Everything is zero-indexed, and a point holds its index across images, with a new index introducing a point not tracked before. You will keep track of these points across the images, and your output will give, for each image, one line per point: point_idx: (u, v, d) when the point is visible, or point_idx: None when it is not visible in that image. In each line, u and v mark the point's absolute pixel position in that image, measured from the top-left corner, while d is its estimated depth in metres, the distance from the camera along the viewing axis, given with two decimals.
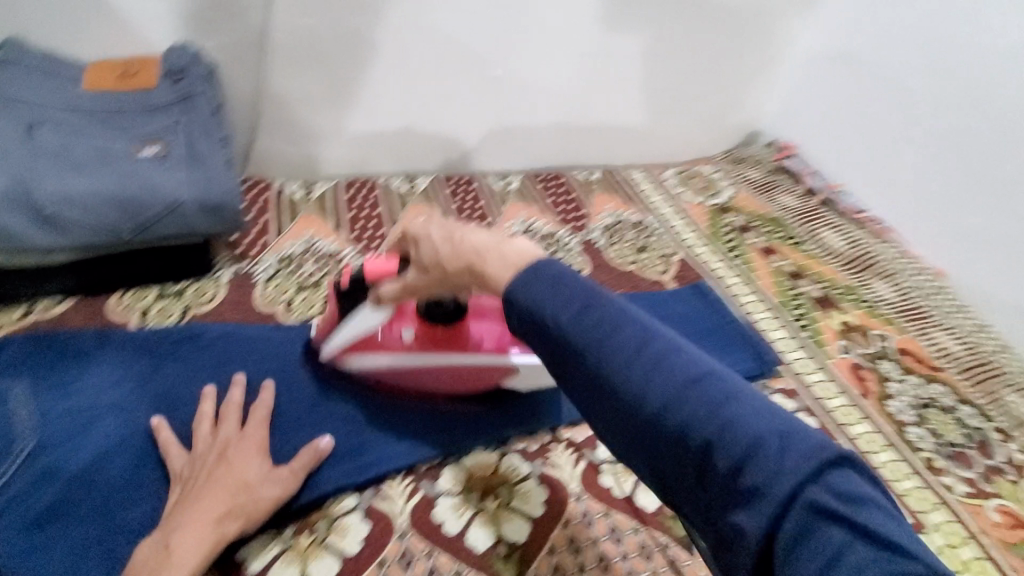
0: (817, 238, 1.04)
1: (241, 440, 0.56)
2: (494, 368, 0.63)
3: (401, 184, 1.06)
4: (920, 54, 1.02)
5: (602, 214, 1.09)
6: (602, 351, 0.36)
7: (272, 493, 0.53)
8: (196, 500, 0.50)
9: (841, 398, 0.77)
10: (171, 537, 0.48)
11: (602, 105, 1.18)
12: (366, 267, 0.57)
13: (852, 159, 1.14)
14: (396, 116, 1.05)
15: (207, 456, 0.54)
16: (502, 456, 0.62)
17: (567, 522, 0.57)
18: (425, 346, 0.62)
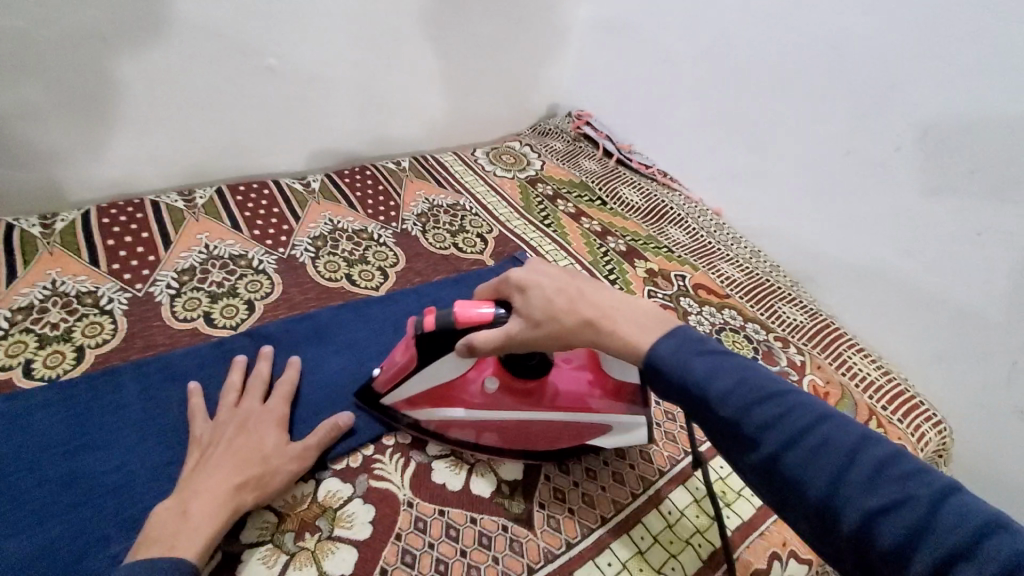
0: (618, 196, 1.18)
1: (262, 415, 0.63)
2: (559, 422, 0.64)
3: (178, 202, 0.97)
4: (666, 16, 1.18)
5: (415, 201, 1.10)
6: (717, 390, 0.46)
7: (288, 467, 0.59)
8: (217, 462, 0.56)
9: None
10: (190, 504, 0.52)
11: (398, 87, 1.18)
12: (456, 315, 0.58)
13: (632, 121, 1.31)
14: (166, 124, 0.97)
15: (235, 425, 0.61)
16: (320, 483, 0.62)
17: (399, 534, 0.59)
18: (505, 398, 0.63)
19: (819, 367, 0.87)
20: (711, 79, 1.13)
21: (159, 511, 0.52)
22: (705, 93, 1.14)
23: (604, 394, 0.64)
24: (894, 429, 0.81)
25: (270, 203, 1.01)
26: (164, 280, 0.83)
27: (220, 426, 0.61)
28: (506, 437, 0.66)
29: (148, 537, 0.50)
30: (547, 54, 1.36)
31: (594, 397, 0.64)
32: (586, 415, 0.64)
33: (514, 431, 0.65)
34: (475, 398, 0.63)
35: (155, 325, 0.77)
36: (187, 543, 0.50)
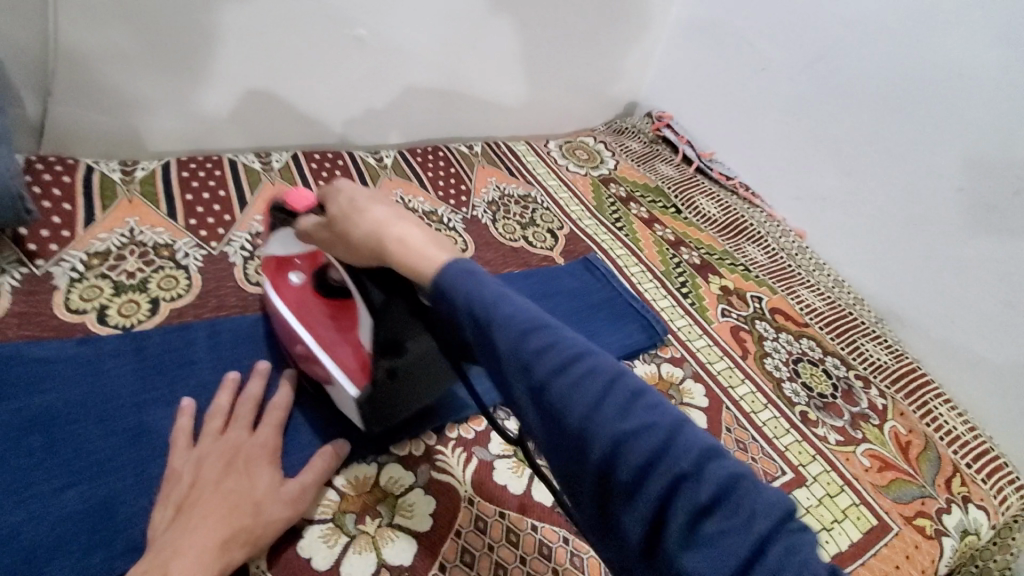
0: (694, 205, 1.13)
1: (254, 447, 0.56)
2: (312, 358, 0.61)
3: (255, 163, 0.97)
4: (763, 21, 1.11)
5: (486, 187, 1.07)
6: (531, 353, 0.38)
7: (279, 513, 0.52)
8: (205, 507, 0.49)
9: (724, 361, 0.83)
10: (170, 562, 0.45)
11: (478, 69, 1.15)
12: (293, 201, 0.62)
13: (717, 128, 1.24)
14: (249, 85, 0.97)
15: (225, 463, 0.53)
16: (382, 467, 0.61)
17: (459, 530, 0.57)
18: (295, 299, 0.64)
19: (901, 413, 0.81)
20: (807, 89, 1.06)
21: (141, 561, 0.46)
22: (805, 111, 1.06)
23: (341, 338, 0.61)
24: (977, 489, 0.74)
25: (343, 174, 1.00)
26: (239, 241, 0.82)
27: (207, 458, 0.54)
28: (287, 338, 0.64)
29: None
30: (630, 49, 1.30)
31: (315, 350, 0.60)
32: (310, 342, 0.61)
33: (304, 350, 0.62)
34: (285, 292, 0.65)
35: (227, 285, 0.76)
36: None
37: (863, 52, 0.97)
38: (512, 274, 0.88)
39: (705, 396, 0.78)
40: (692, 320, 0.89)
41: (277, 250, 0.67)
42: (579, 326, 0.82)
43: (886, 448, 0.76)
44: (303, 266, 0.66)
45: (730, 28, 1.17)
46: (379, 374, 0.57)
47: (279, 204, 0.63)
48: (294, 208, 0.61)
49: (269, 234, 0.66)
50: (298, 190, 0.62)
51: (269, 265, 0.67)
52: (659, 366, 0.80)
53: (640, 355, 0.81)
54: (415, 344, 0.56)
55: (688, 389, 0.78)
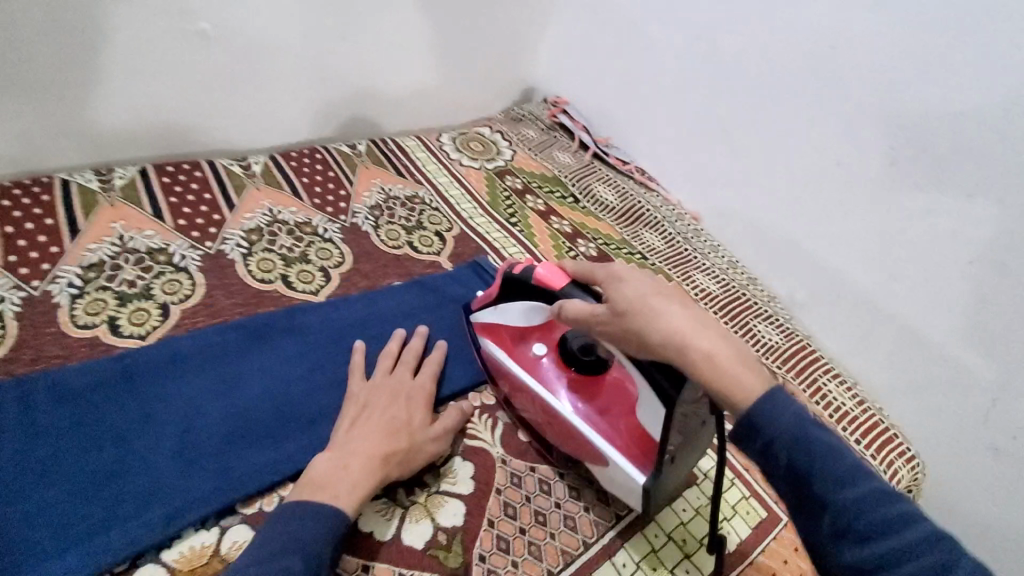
0: (591, 193, 1.10)
1: (410, 390, 0.66)
2: (573, 434, 0.63)
3: (93, 182, 0.85)
4: None
5: (369, 190, 1.00)
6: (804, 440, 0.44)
7: (427, 447, 0.61)
8: (371, 426, 0.60)
9: None
10: (348, 460, 0.56)
11: (353, 62, 1.06)
12: (539, 273, 0.64)
13: (612, 112, 1.21)
14: (80, 95, 0.84)
15: (390, 397, 0.64)
16: (225, 533, 0.55)
17: None
18: (550, 373, 0.67)
19: (791, 394, 0.81)
20: (694, 68, 1.03)
21: (319, 461, 0.57)
22: (692, 90, 1.05)
23: (603, 416, 0.63)
24: (867, 465, 0.76)
25: (201, 188, 0.90)
26: (66, 277, 0.72)
27: (376, 390, 0.64)
28: (523, 403, 0.68)
29: (309, 478, 0.55)
30: (519, 32, 1.25)
31: (613, 437, 0.61)
32: (575, 423, 0.63)
33: (556, 425, 0.64)
34: (527, 362, 0.68)
35: (47, 333, 0.66)
36: (346, 489, 0.54)
37: (740, 29, 0.95)
38: (391, 287, 0.82)
39: None
40: None
41: (508, 321, 0.70)
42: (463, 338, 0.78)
43: None
44: (543, 339, 0.70)
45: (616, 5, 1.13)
46: (657, 454, 0.58)
47: (516, 276, 0.67)
48: (546, 283, 0.64)
49: (496, 304, 0.71)
50: (546, 265, 0.64)
51: (504, 335, 0.70)
52: None
53: None
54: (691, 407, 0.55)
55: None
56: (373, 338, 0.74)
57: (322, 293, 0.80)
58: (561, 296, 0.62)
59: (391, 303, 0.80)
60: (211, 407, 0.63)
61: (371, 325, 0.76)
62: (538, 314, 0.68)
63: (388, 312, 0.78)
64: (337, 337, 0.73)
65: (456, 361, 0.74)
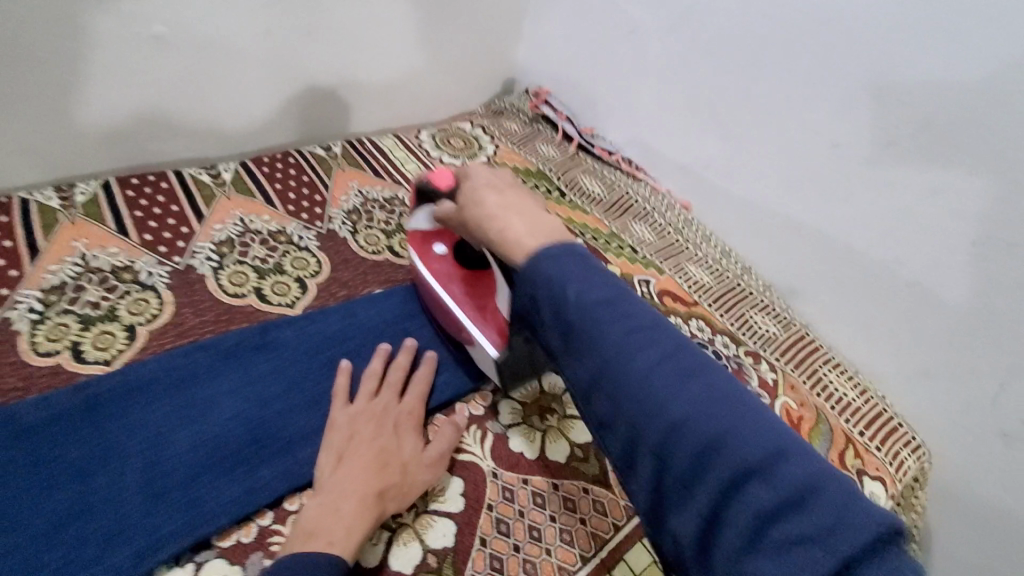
0: (578, 186, 1.06)
1: (396, 414, 0.62)
2: (459, 323, 0.69)
3: (54, 199, 0.81)
4: None
5: (346, 194, 0.96)
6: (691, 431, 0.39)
7: (423, 476, 0.58)
8: (359, 462, 0.56)
9: None
10: (339, 503, 0.53)
11: (324, 61, 1.02)
12: (432, 179, 0.67)
13: (596, 101, 1.17)
14: (33, 109, 0.80)
15: (376, 426, 0.60)
16: (199, 569, 0.52)
17: None
18: (448, 273, 0.71)
19: (792, 386, 0.78)
20: (677, 52, 1.00)
21: (311, 506, 0.53)
22: (676, 75, 1.01)
23: (481, 306, 0.68)
24: (871, 458, 0.73)
25: (168, 199, 0.86)
26: (25, 302, 0.68)
27: (359, 421, 0.61)
28: (429, 298, 0.73)
29: (302, 527, 0.52)
30: (496, 22, 1.20)
31: (483, 325, 0.66)
32: (454, 312, 0.69)
33: (447, 315, 0.70)
34: (431, 263, 0.73)
35: (4, 363, 0.62)
36: (342, 535, 0.51)
37: (724, 9, 0.91)
38: (371, 294, 0.79)
39: None
40: None
41: (417, 224, 0.75)
42: (448, 346, 0.75)
43: None
44: (446, 239, 0.74)
45: None
46: (514, 344, 0.63)
47: (424, 186, 0.71)
48: (439, 186, 0.66)
49: (415, 210, 0.75)
50: (439, 168, 0.67)
51: (415, 238, 0.74)
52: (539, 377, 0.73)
53: None
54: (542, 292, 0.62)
55: (570, 422, 0.70)
56: (352, 351, 0.71)
57: (299, 305, 0.76)
58: (446, 195, 0.65)
59: (371, 312, 0.76)
60: (181, 435, 0.59)
61: (350, 337, 0.72)
62: (437, 219, 0.72)
63: (368, 322, 0.75)
64: (315, 352, 0.70)
65: (441, 371, 0.71)
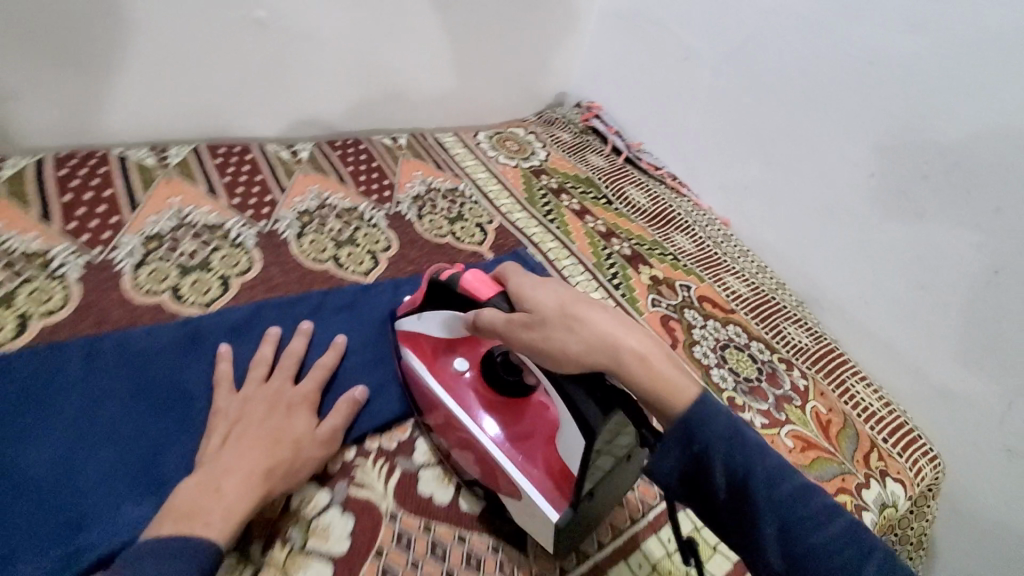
0: (624, 196, 1.13)
1: (293, 397, 0.61)
2: (484, 431, 0.60)
3: (149, 158, 0.88)
4: (686, 13, 1.11)
5: (411, 182, 1.02)
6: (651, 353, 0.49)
7: (314, 453, 0.58)
8: (244, 443, 0.54)
9: None
10: (220, 482, 0.51)
11: (396, 58, 1.09)
12: (464, 279, 0.61)
13: (646, 119, 1.24)
14: (129, 70, 0.86)
15: (267, 408, 0.59)
16: (293, 489, 0.57)
17: (380, 551, 0.55)
18: (481, 410, 0.62)
19: (821, 393, 0.84)
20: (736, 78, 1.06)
21: (187, 487, 0.51)
22: (724, 100, 1.08)
23: (523, 443, 0.59)
24: (894, 462, 0.79)
25: (252, 169, 0.93)
26: (127, 246, 0.74)
27: (250, 405, 0.59)
28: (436, 413, 0.64)
29: (176, 507, 0.50)
30: (557, 37, 1.28)
31: (510, 446, 0.59)
32: (478, 435, 0.59)
33: (457, 427, 0.61)
34: (446, 378, 0.64)
35: (111, 297, 0.68)
36: (226, 513, 0.49)
37: (780, 43, 0.98)
38: None
39: None
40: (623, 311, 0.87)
41: (428, 333, 0.66)
42: None
43: (808, 428, 0.79)
44: (467, 354, 0.66)
45: (656, 17, 1.17)
46: (579, 496, 0.52)
47: (452, 285, 0.62)
48: (476, 293, 0.59)
49: (422, 313, 0.66)
50: (477, 275, 0.60)
51: (426, 349, 0.66)
52: None
53: None
54: (619, 437, 0.52)
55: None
56: None
57: (372, 275, 0.83)
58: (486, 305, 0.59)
59: None
60: None
61: None
62: (459, 328, 0.63)
63: None
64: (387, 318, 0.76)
65: None
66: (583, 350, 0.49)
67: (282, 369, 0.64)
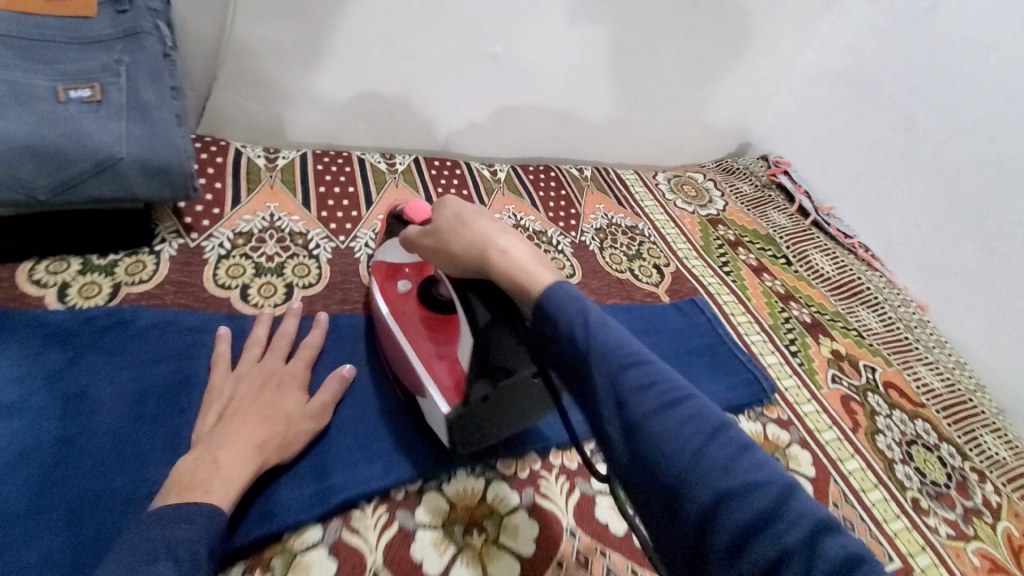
0: (807, 259, 1.08)
1: (285, 376, 0.61)
2: (401, 358, 0.64)
3: (381, 163, 1.01)
4: (911, 80, 1.05)
5: (594, 214, 1.06)
6: (681, 443, 0.37)
7: (304, 426, 0.58)
8: (243, 416, 0.55)
9: (834, 432, 0.79)
10: (218, 454, 0.51)
11: (597, 100, 1.15)
12: (409, 210, 0.65)
13: (841, 183, 1.19)
14: (374, 87, 0.99)
15: (260, 384, 0.59)
16: (489, 483, 0.63)
17: (560, 563, 0.58)
18: (412, 322, 0.66)
19: (1016, 514, 0.77)
20: (968, 149, 0.97)
21: (185, 458, 0.51)
22: (942, 175, 1.01)
23: (437, 353, 0.62)
24: None
25: (460, 184, 1.03)
26: (363, 238, 0.87)
27: (242, 381, 0.59)
28: (387, 340, 0.67)
29: (176, 479, 0.49)
30: (756, 87, 1.26)
31: (428, 359, 0.62)
32: (402, 345, 0.64)
33: (390, 334, 0.66)
34: (390, 297, 0.69)
35: (352, 281, 0.80)
36: (225, 481, 0.49)
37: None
38: (615, 306, 0.87)
39: (812, 465, 0.74)
40: (800, 383, 0.85)
41: (388, 257, 0.71)
42: (678, 372, 0.80)
43: (998, 549, 0.72)
44: (413, 277, 0.70)
45: (874, 81, 1.12)
46: (469, 395, 0.56)
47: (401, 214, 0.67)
48: (415, 217, 0.65)
49: (388, 241, 0.71)
50: (419, 203, 0.65)
51: (381, 270, 0.72)
52: (764, 426, 0.77)
53: (744, 411, 0.78)
54: (507, 340, 0.54)
55: (795, 455, 0.74)
56: None
57: None
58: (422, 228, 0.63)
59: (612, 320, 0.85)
60: None
61: None
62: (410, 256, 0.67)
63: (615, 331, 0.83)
64: None
65: None
66: (487, 256, 0.51)
67: (276, 350, 0.64)
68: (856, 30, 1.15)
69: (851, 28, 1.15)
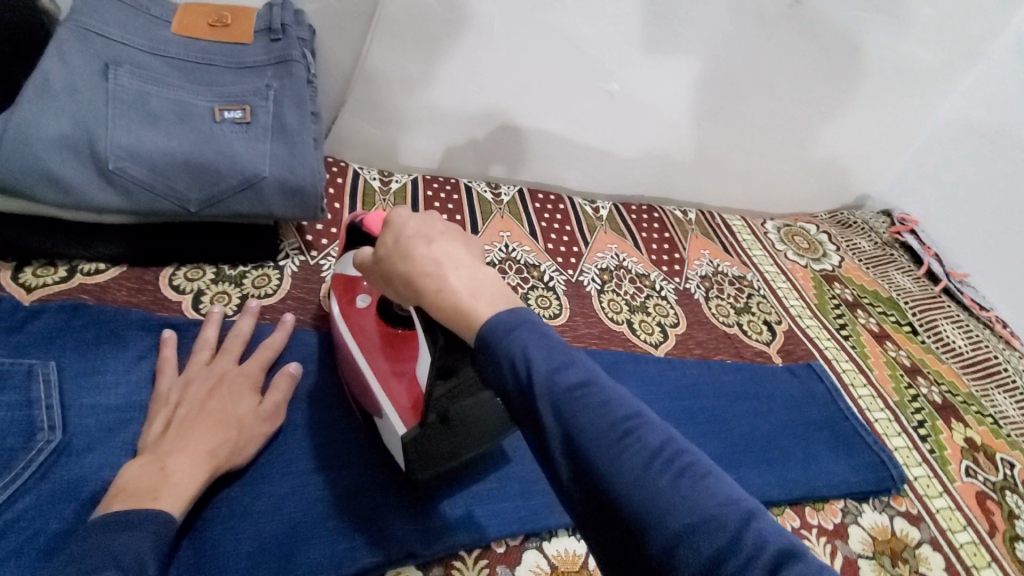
0: (935, 329, 0.99)
1: (237, 376, 0.60)
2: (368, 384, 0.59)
3: (487, 192, 1.02)
4: None
5: (699, 260, 1.02)
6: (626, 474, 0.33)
7: (258, 428, 0.57)
8: (191, 428, 0.53)
9: (968, 533, 0.70)
10: (168, 460, 0.50)
11: (712, 146, 1.11)
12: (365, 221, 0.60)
13: (981, 249, 1.11)
14: (490, 118, 1.00)
15: (209, 384, 0.58)
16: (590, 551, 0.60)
17: None
18: (372, 343, 0.62)
19: None
20: None
21: (133, 466, 0.50)
22: None
23: (394, 371, 0.60)
24: None
25: (563, 219, 1.01)
26: None
27: (192, 382, 0.58)
28: (348, 366, 0.63)
29: (124, 488, 0.48)
30: (885, 138, 1.17)
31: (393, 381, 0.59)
32: (362, 368, 0.60)
33: (353, 367, 0.62)
34: (351, 316, 0.64)
35: None
36: (174, 490, 0.49)
37: None
38: (724, 363, 0.82)
39: (946, 571, 0.65)
40: (931, 473, 0.76)
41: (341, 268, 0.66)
42: (795, 444, 0.74)
43: None
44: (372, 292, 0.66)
45: None
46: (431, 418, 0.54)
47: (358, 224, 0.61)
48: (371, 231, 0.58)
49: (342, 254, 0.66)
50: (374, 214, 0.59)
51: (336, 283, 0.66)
52: (891, 520, 0.69)
53: (869, 499, 0.70)
54: None
55: (926, 557, 0.66)
56: (709, 411, 0.75)
57: (660, 348, 0.83)
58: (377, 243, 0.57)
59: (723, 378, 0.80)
60: None
61: (705, 393, 0.77)
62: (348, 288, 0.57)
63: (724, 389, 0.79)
64: (675, 397, 0.76)
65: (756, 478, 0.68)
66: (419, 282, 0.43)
67: (227, 351, 0.62)
68: (1011, 87, 1.05)
69: (1006, 84, 1.06)
